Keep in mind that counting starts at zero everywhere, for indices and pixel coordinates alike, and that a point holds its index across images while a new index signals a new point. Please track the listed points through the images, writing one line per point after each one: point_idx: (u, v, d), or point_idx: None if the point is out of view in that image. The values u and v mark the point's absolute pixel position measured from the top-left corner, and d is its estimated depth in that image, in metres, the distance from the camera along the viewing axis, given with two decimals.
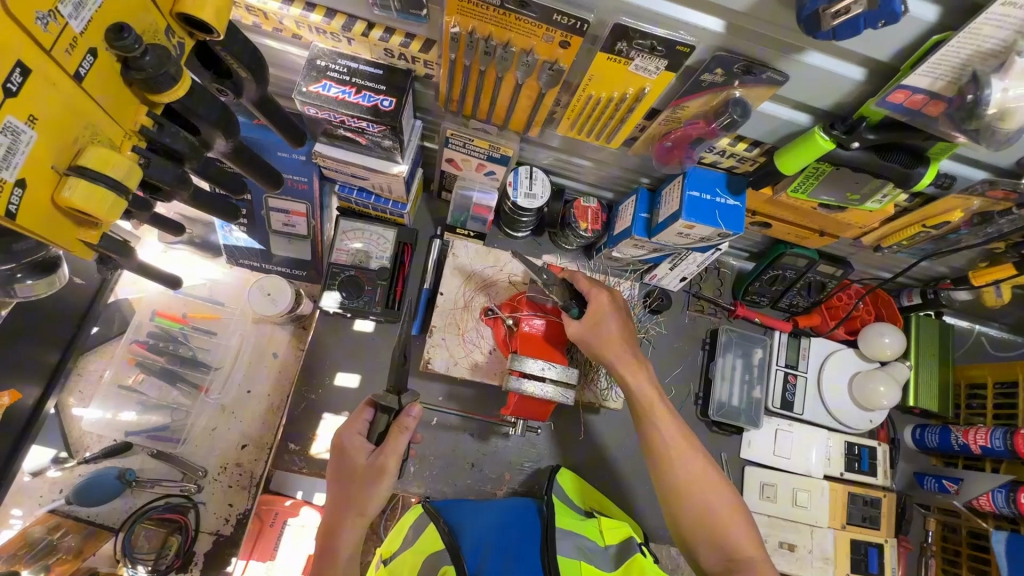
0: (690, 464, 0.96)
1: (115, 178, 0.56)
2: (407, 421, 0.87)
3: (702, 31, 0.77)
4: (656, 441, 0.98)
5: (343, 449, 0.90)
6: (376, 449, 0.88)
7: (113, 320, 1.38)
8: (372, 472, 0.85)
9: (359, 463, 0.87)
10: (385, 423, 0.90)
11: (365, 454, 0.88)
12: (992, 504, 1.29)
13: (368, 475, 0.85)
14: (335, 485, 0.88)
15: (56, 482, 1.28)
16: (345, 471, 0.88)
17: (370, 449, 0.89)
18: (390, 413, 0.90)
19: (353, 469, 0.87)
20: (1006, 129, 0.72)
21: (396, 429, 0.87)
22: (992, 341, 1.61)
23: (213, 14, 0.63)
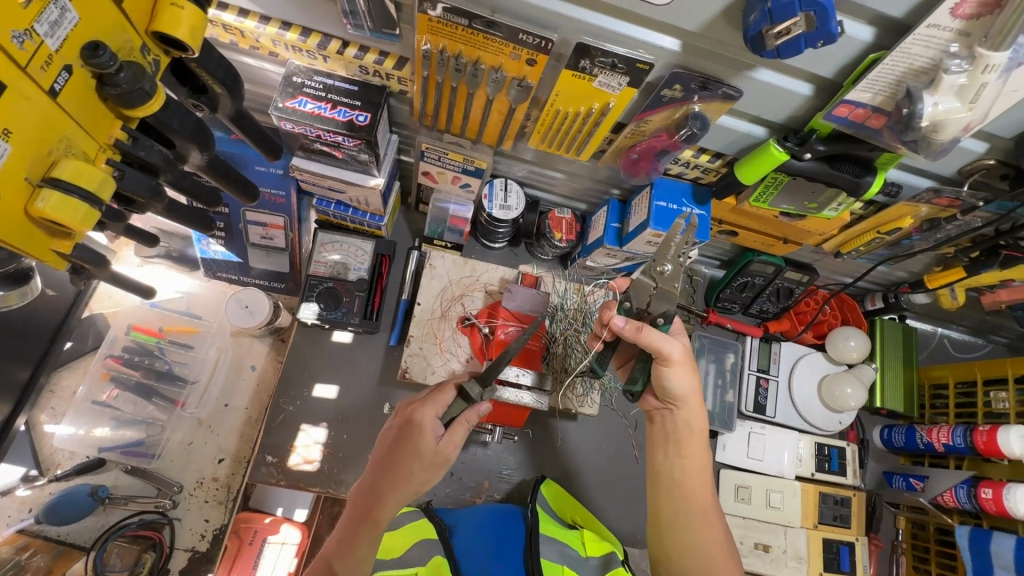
0: (713, 533, 0.96)
1: (87, 190, 0.58)
2: (476, 417, 0.94)
3: (660, 50, 0.82)
4: (688, 503, 0.97)
5: (416, 425, 0.92)
6: (444, 436, 0.92)
7: (87, 334, 1.36)
8: (436, 459, 0.91)
9: (428, 446, 0.90)
10: (460, 409, 0.93)
11: (434, 438, 0.91)
12: (955, 500, 1.33)
13: (432, 460, 0.91)
14: (394, 456, 0.92)
15: (26, 501, 1.26)
16: (409, 446, 0.91)
17: (441, 433, 0.93)
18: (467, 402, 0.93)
19: (419, 449, 0.90)
20: (939, 140, 0.77)
21: (466, 423, 0.93)
22: (954, 343, 1.68)
23: (188, 33, 0.65)
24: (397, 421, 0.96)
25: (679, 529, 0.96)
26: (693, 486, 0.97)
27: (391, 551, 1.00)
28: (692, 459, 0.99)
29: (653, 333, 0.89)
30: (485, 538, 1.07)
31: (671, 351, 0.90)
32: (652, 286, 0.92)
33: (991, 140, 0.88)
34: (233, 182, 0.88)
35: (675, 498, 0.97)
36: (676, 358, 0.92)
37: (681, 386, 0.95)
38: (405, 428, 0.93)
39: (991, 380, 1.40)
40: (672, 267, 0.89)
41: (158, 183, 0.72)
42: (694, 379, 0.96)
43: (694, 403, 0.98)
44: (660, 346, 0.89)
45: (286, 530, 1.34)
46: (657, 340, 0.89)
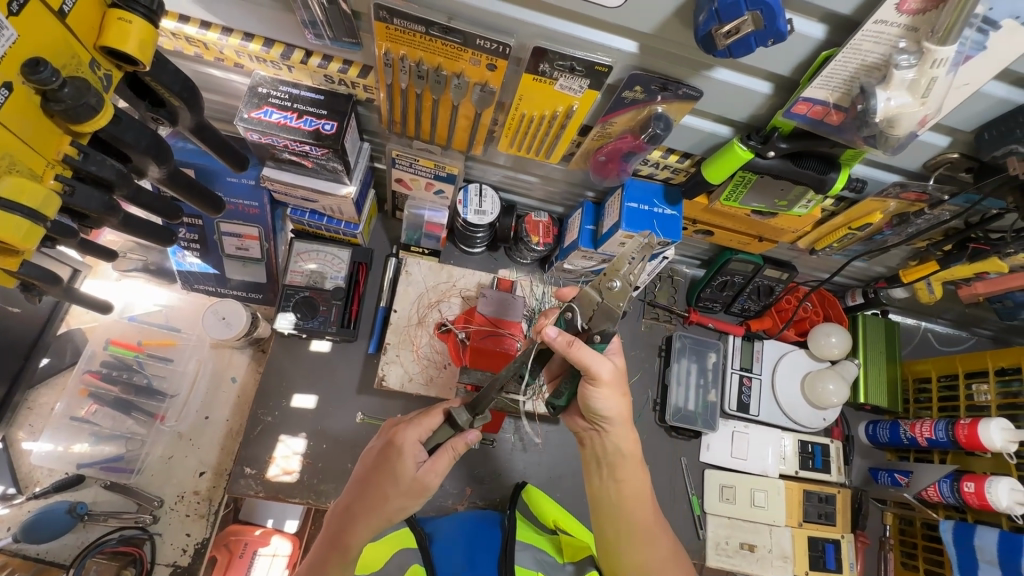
0: (659, 551, 0.99)
1: (30, 207, 0.60)
2: (463, 444, 0.92)
3: (617, 52, 0.82)
4: (631, 525, 0.99)
5: (397, 447, 0.91)
6: (426, 462, 0.90)
7: (64, 350, 1.36)
8: (414, 487, 0.89)
9: (406, 471, 0.89)
10: (446, 435, 0.92)
11: (415, 463, 0.90)
12: (939, 494, 1.32)
13: (410, 486, 0.89)
14: (372, 478, 0.91)
15: (4, 520, 1.25)
16: (387, 468, 0.90)
17: (423, 459, 0.91)
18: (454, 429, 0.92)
19: (397, 473, 0.89)
20: (895, 135, 0.78)
21: (450, 452, 0.91)
22: (938, 337, 1.67)
23: (136, 47, 0.65)
24: (380, 442, 0.95)
25: (623, 552, 0.99)
26: (633, 507, 0.99)
27: (369, 566, 0.96)
28: (631, 480, 0.99)
29: (584, 351, 0.83)
30: (464, 544, 1.06)
31: (600, 374, 0.85)
32: (596, 301, 0.82)
33: (952, 134, 0.88)
34: (194, 194, 0.92)
35: (615, 522, 0.99)
36: (606, 379, 0.86)
37: (608, 407, 0.91)
38: (386, 450, 0.92)
39: (972, 373, 1.40)
40: (621, 283, 0.80)
41: (113, 198, 0.72)
42: (622, 402, 0.93)
43: (625, 427, 0.97)
44: (591, 366, 0.84)
45: (277, 542, 1.32)
46: (587, 358, 0.83)
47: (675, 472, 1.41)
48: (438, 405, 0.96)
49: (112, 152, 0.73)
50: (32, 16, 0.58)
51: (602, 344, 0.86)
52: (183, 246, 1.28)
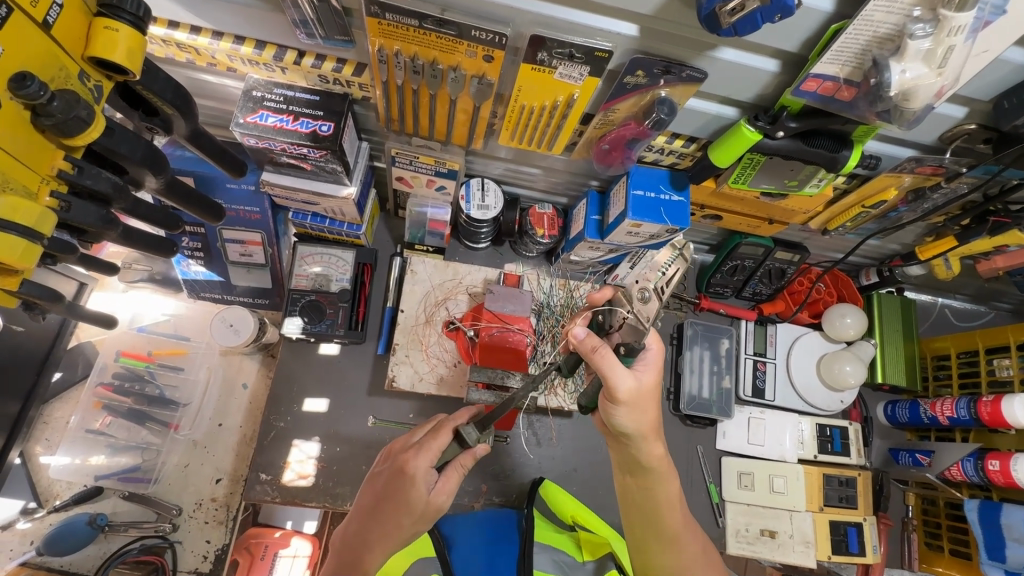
0: (691, 552, 0.92)
1: (24, 225, 0.59)
2: (468, 459, 0.88)
3: (617, 36, 0.79)
4: (666, 531, 0.91)
5: (409, 475, 0.84)
6: (438, 485, 0.85)
7: (75, 363, 1.36)
8: (429, 511, 0.84)
9: (421, 498, 0.82)
10: (453, 453, 0.88)
11: (428, 489, 0.84)
12: (963, 474, 1.30)
13: (424, 512, 0.83)
14: (383, 508, 0.84)
15: (26, 534, 1.26)
16: (400, 496, 0.83)
17: (434, 483, 0.85)
18: (460, 444, 0.88)
19: (412, 501, 0.82)
20: (911, 108, 0.75)
21: (460, 469, 0.88)
22: (955, 312, 1.64)
23: (125, 56, 0.64)
24: (388, 468, 0.88)
25: (657, 556, 0.92)
26: (666, 512, 0.90)
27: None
28: (668, 485, 0.91)
29: (606, 357, 0.81)
30: (484, 544, 1.05)
31: (616, 383, 0.80)
32: (624, 313, 0.83)
33: (969, 104, 0.85)
34: (193, 203, 0.91)
35: (650, 527, 0.92)
36: (624, 395, 0.81)
37: (633, 422, 0.85)
38: (396, 476, 0.85)
39: (993, 348, 1.36)
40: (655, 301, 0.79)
41: (111, 211, 0.71)
42: (652, 411, 0.86)
43: (653, 434, 0.88)
44: (613, 376, 0.80)
45: (297, 543, 1.34)
46: (609, 369, 0.80)
47: (691, 459, 1.41)
48: (444, 424, 0.90)
49: (108, 165, 0.72)
50: (15, 29, 0.56)
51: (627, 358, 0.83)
52: (187, 255, 1.27)
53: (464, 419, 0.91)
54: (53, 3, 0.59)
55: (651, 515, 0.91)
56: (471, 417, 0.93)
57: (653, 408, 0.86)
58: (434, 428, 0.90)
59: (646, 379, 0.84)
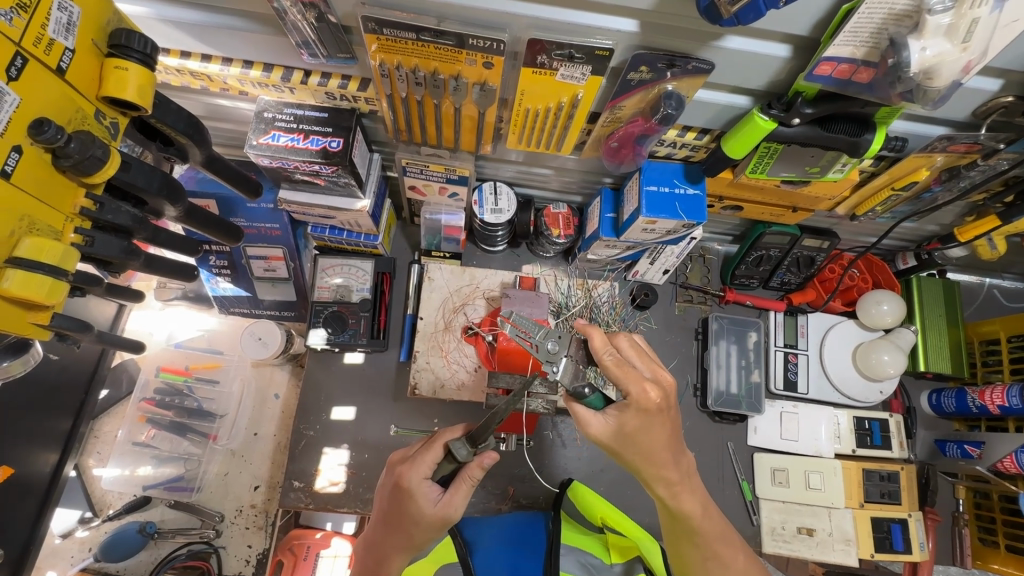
0: (720, 547, 0.88)
1: (50, 264, 0.62)
2: (474, 472, 0.86)
3: (618, 33, 0.77)
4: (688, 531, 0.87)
5: (405, 489, 0.85)
6: (442, 497, 0.85)
7: (120, 380, 1.45)
8: (436, 522, 0.84)
9: (423, 510, 0.84)
10: (451, 467, 0.87)
11: (432, 502, 0.84)
12: (1017, 466, 1.19)
13: (432, 523, 0.84)
14: (391, 521, 0.87)
15: (84, 541, 1.34)
16: (403, 509, 0.85)
17: (439, 495, 0.85)
18: (457, 462, 0.87)
19: (415, 514, 0.84)
20: (935, 87, 0.70)
21: (467, 481, 0.85)
22: (1004, 293, 1.54)
23: (136, 93, 0.67)
24: (389, 483, 0.89)
25: (686, 550, 0.90)
26: (690, 517, 0.86)
27: None
28: (688, 497, 0.85)
29: (578, 408, 0.83)
30: (508, 546, 1.06)
31: (625, 392, 0.78)
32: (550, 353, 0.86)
33: (1004, 76, 0.79)
34: (213, 227, 0.95)
35: (672, 527, 0.90)
36: (605, 440, 0.82)
37: (649, 438, 0.80)
38: (395, 491, 0.87)
39: None
40: (555, 345, 0.87)
41: (132, 242, 0.74)
42: (659, 433, 0.80)
43: (663, 457, 0.81)
44: (582, 423, 0.82)
45: (338, 543, 1.35)
46: (580, 416, 0.83)
47: (720, 457, 1.38)
48: (439, 438, 0.90)
49: (129, 198, 0.76)
50: (31, 79, 0.59)
51: (596, 399, 0.84)
52: (215, 273, 1.31)
53: (459, 433, 0.90)
54: (66, 50, 0.62)
55: (676, 515, 0.86)
56: (466, 429, 0.91)
57: (657, 437, 0.80)
58: (429, 441, 0.91)
59: (624, 421, 0.79)
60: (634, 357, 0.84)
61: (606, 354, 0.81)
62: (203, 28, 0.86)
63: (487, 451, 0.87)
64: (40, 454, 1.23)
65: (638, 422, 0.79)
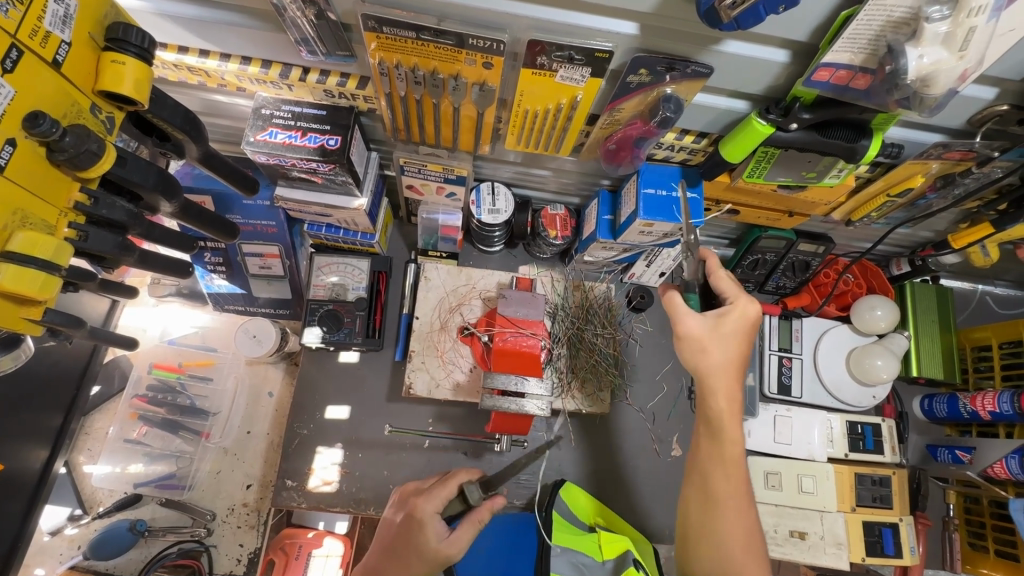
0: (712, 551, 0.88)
1: (43, 258, 0.61)
2: (483, 515, 0.92)
3: (618, 36, 0.78)
4: None
5: (417, 520, 0.87)
6: (450, 535, 0.87)
7: (112, 377, 1.43)
8: (438, 559, 0.85)
9: (429, 543, 0.85)
10: (460, 508, 0.94)
11: (439, 537, 0.86)
12: (1007, 472, 1.21)
13: (434, 558, 0.84)
14: (394, 550, 0.86)
15: (73, 539, 1.33)
16: (411, 539, 0.86)
17: (445, 534, 0.87)
18: (466, 504, 0.94)
19: (420, 544, 0.85)
20: (932, 95, 0.71)
21: (475, 522, 0.90)
22: (996, 299, 1.55)
23: (133, 88, 0.67)
24: (400, 514, 0.93)
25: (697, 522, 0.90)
26: None
27: None
28: None
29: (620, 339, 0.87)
30: (502, 548, 1.06)
31: (733, 299, 0.90)
32: None
33: (999, 84, 0.80)
34: (208, 223, 0.94)
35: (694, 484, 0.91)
36: None
37: None
38: (407, 522, 0.89)
39: None
40: None
41: (127, 238, 0.74)
42: (736, 349, 0.90)
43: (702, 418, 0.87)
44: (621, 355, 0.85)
45: (329, 543, 1.34)
46: None
47: None
48: (452, 477, 0.96)
49: (123, 193, 0.75)
50: (27, 71, 0.59)
51: None
52: (209, 269, 1.31)
53: (471, 477, 0.98)
54: (62, 43, 0.62)
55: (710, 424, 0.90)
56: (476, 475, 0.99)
57: (727, 348, 0.89)
58: (443, 478, 0.96)
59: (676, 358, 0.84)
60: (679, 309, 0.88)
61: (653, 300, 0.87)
62: (201, 23, 0.85)
63: (494, 499, 0.95)
64: (29, 450, 1.22)
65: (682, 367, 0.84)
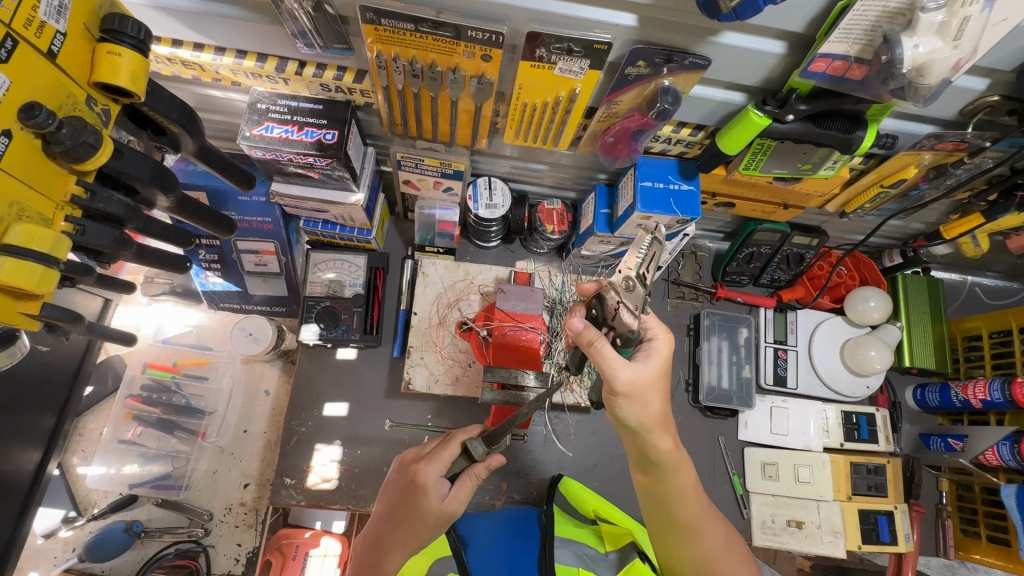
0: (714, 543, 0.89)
1: (41, 251, 0.61)
2: (482, 471, 0.88)
3: (617, 28, 0.78)
4: (689, 533, 0.87)
5: (419, 485, 0.85)
6: (451, 494, 0.86)
7: (105, 377, 1.42)
8: (442, 518, 0.85)
9: (432, 506, 0.84)
10: (462, 466, 0.90)
11: (440, 497, 0.85)
12: (998, 458, 1.24)
13: (438, 519, 0.85)
14: (398, 518, 0.86)
15: (68, 541, 1.31)
16: (414, 504, 0.85)
17: (447, 491, 0.86)
18: (469, 460, 0.90)
19: (423, 509, 0.84)
20: (927, 84, 0.72)
21: (474, 479, 0.88)
22: (984, 290, 1.58)
23: (129, 79, 0.66)
24: (401, 479, 0.90)
25: (674, 541, 0.88)
26: (689, 516, 0.87)
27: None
28: (691, 501, 0.87)
29: (604, 350, 0.77)
30: (504, 541, 1.06)
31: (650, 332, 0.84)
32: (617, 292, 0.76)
33: (990, 75, 0.81)
34: (206, 218, 0.93)
35: (655, 501, 0.88)
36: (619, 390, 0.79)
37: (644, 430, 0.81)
38: (408, 488, 0.87)
39: None
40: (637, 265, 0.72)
41: (124, 232, 0.73)
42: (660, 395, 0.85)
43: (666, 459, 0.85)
44: (608, 369, 0.78)
45: (327, 542, 1.34)
46: (608, 362, 0.78)
47: (713, 451, 1.39)
48: (454, 437, 0.91)
49: (120, 186, 0.75)
50: (22, 61, 0.58)
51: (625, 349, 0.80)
52: (204, 267, 1.29)
53: (473, 434, 0.93)
54: (57, 33, 0.61)
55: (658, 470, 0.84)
56: (480, 431, 0.94)
57: (659, 398, 0.82)
58: (445, 439, 0.92)
59: (649, 369, 0.81)
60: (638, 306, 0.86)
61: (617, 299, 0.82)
62: (195, 16, 0.84)
63: (496, 455, 0.90)
64: (22, 451, 1.20)
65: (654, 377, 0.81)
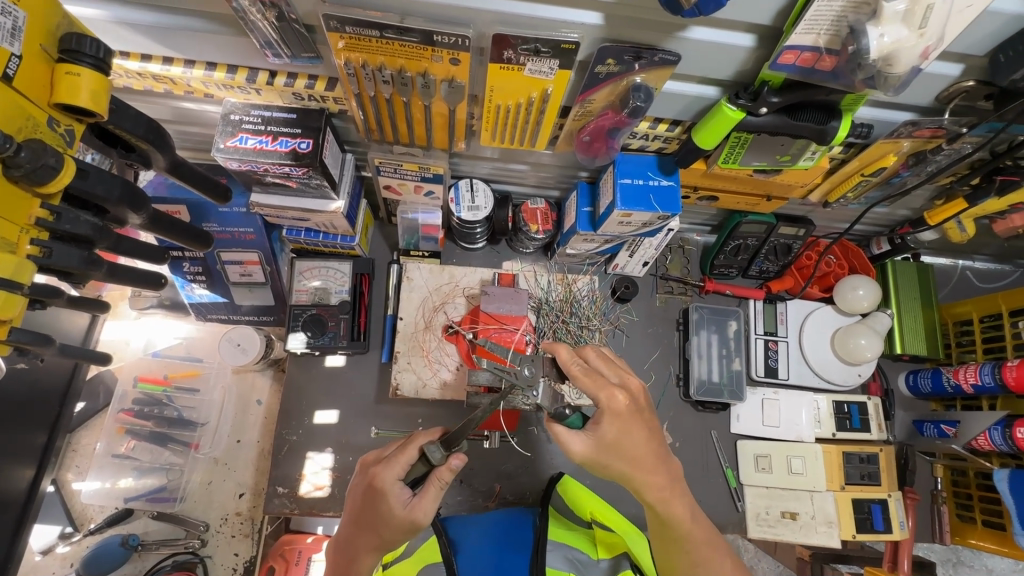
0: (702, 541, 0.89)
1: (5, 277, 0.61)
2: (447, 475, 0.85)
3: (583, 26, 0.77)
4: (677, 531, 0.88)
5: (378, 489, 0.85)
6: (413, 499, 0.84)
7: (97, 392, 1.43)
8: (405, 524, 0.83)
9: (392, 512, 0.83)
10: (423, 469, 0.88)
11: (401, 503, 0.84)
12: (991, 443, 1.23)
13: (401, 525, 0.83)
14: (363, 522, 0.86)
15: (66, 557, 1.31)
16: (376, 509, 0.85)
17: (409, 497, 0.85)
18: (429, 463, 0.87)
19: (384, 514, 0.84)
20: (895, 73, 0.71)
21: (437, 484, 0.85)
22: (975, 274, 1.57)
23: (89, 98, 0.65)
24: (363, 483, 0.89)
25: (676, 559, 0.91)
26: (675, 513, 0.88)
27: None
28: (677, 499, 0.87)
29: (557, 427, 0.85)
30: (494, 543, 1.06)
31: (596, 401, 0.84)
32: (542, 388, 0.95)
33: (964, 60, 0.80)
34: (181, 232, 0.92)
35: (652, 510, 0.89)
36: (588, 455, 0.84)
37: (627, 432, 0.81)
38: (369, 492, 0.86)
39: (1017, 310, 1.29)
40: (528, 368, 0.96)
41: (95, 252, 0.73)
42: (640, 435, 0.85)
43: (648, 460, 0.85)
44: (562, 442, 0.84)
45: None
46: (560, 436, 0.85)
47: (705, 446, 1.39)
48: (414, 439, 0.90)
49: (88, 207, 0.74)
50: None
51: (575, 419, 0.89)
52: (189, 279, 1.29)
53: (434, 437, 0.91)
54: (12, 56, 0.61)
55: (642, 471, 0.85)
56: (442, 433, 0.92)
57: (642, 429, 0.85)
58: (405, 442, 0.91)
59: (602, 431, 0.83)
60: (602, 366, 0.90)
61: (574, 365, 0.87)
62: (160, 30, 0.84)
63: (457, 455, 0.86)
64: (15, 470, 1.20)
65: (615, 431, 0.83)
